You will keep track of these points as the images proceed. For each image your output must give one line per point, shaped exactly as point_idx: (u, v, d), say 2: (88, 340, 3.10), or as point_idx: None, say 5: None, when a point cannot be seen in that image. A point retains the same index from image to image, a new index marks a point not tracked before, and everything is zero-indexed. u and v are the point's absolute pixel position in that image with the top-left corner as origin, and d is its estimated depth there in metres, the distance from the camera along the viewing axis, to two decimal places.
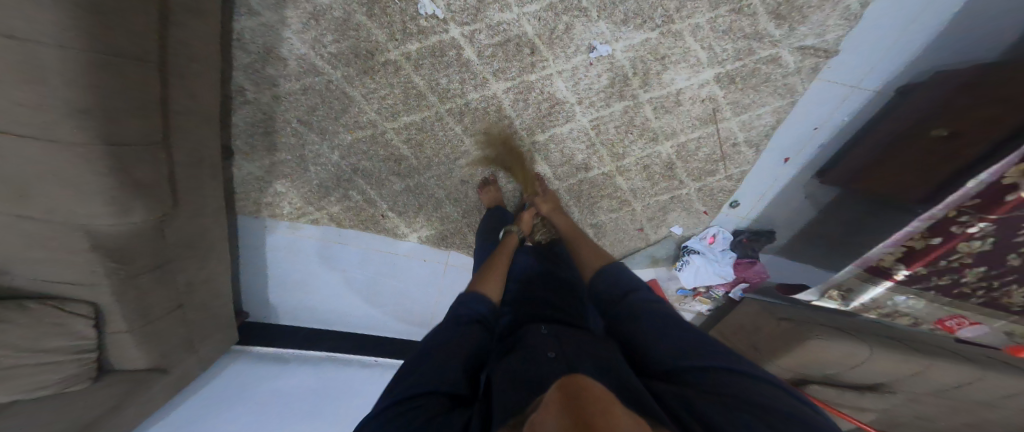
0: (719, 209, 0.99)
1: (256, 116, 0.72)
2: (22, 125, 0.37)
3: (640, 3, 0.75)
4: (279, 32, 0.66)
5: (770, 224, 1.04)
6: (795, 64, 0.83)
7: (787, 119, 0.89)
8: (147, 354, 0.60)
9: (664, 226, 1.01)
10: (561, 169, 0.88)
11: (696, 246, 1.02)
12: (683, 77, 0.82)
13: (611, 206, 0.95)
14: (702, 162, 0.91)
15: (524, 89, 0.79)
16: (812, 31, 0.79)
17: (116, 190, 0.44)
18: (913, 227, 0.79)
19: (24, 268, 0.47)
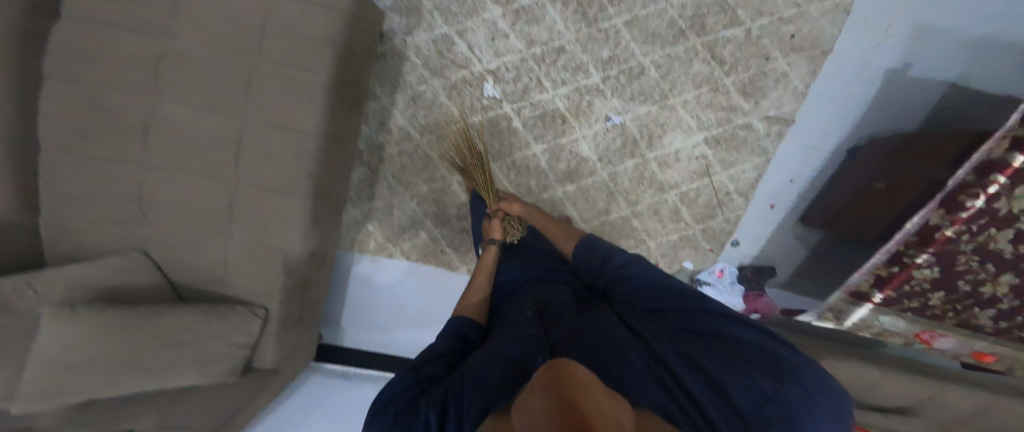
0: (722, 247, 1.20)
1: (365, 177, 0.94)
2: (283, 190, 0.68)
3: (641, 86, 1.00)
4: (390, 110, 0.94)
5: (769, 260, 1.20)
6: (763, 130, 1.08)
7: (766, 174, 1.12)
8: (278, 357, 0.77)
9: (677, 260, 1.20)
10: (587, 213, 1.08)
11: (707, 279, 1.19)
12: (680, 140, 1.06)
13: (629, 244, 1.14)
14: (703, 207, 1.14)
15: (556, 152, 1.01)
16: (773, 105, 1.06)
17: (307, 226, 0.71)
18: (876, 260, 1.04)
19: (238, 278, 0.71)
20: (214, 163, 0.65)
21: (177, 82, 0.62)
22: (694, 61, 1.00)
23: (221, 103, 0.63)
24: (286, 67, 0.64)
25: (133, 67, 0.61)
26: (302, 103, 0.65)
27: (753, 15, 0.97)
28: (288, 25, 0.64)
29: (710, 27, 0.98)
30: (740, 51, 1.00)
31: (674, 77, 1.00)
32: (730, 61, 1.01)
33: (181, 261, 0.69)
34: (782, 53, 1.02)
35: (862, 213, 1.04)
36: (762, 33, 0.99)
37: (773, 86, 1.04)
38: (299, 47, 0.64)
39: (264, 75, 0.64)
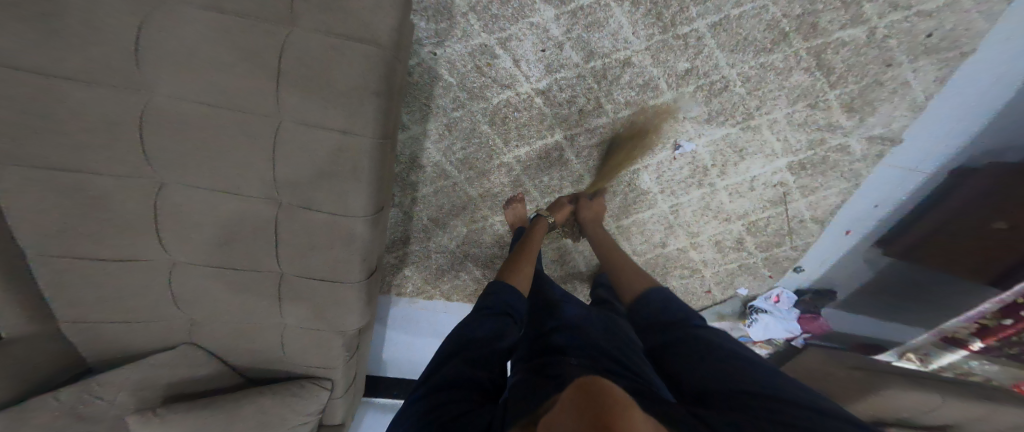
0: (783, 273, 1.05)
1: (398, 218, 0.91)
2: (335, 274, 0.60)
3: (723, 103, 0.84)
4: (421, 141, 0.84)
5: (830, 284, 1.07)
6: (862, 152, 0.89)
7: (852, 198, 0.94)
8: (345, 413, 0.79)
9: (731, 288, 1.09)
10: (641, 247, 1.00)
11: (763, 306, 1.08)
12: (758, 166, 0.90)
13: (682, 273, 1.05)
14: (768, 237, 0.99)
15: (614, 184, 0.91)
16: (879, 123, 0.85)
17: (365, 307, 0.65)
18: (985, 306, 0.87)
19: (296, 356, 0.69)
20: (244, 251, 0.57)
21: (177, 162, 0.51)
22: (793, 71, 0.80)
23: (240, 183, 0.53)
24: (313, 133, 0.51)
25: (112, 146, 0.48)
26: (344, 176, 0.54)
27: (879, 9, 0.73)
28: (313, 75, 0.48)
29: (822, 26, 0.75)
30: (862, 55, 0.78)
31: (765, 91, 0.82)
32: (840, 70, 0.80)
33: (227, 341, 0.65)
34: (909, 56, 0.77)
35: (967, 249, 0.84)
36: (889, 34, 0.75)
37: (887, 97, 0.82)
38: (328, 106, 0.49)
39: (289, 147, 0.52)
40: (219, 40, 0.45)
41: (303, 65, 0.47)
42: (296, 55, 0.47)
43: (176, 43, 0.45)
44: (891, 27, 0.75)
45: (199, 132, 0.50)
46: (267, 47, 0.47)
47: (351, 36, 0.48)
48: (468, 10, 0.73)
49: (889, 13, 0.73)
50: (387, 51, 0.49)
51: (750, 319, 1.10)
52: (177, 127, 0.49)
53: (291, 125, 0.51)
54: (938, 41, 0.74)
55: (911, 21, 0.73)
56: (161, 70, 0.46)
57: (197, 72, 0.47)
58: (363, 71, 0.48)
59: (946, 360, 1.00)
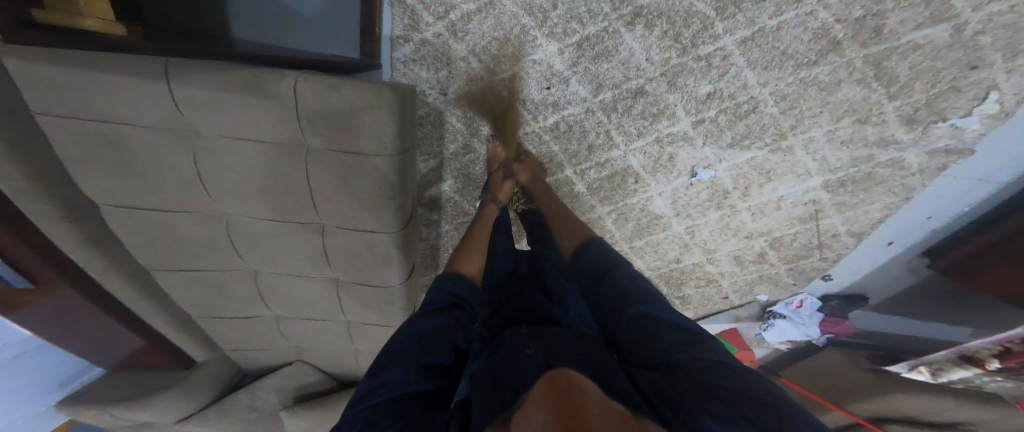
0: (810, 281, 1.05)
1: (427, 251, 1.08)
2: (383, 314, 0.82)
3: (749, 125, 0.79)
4: (438, 185, 0.96)
5: (861, 289, 1.04)
6: (917, 166, 0.78)
7: (896, 215, 0.86)
8: None
9: (750, 294, 1.14)
10: (655, 263, 1.09)
11: (783, 312, 1.12)
12: (787, 187, 0.86)
13: (698, 284, 1.13)
14: (795, 251, 0.98)
15: (626, 211, 0.98)
16: (948, 134, 0.72)
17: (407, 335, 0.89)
18: (1015, 331, 0.79)
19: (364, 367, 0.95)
20: (324, 306, 0.82)
21: (261, 254, 0.72)
22: (841, 83, 0.70)
23: (311, 262, 0.74)
24: (354, 224, 0.68)
25: (217, 246, 0.70)
26: (380, 253, 0.72)
27: (973, 2, 0.58)
28: (337, 180, 0.62)
29: (888, 29, 0.63)
30: (936, 59, 0.64)
31: (801, 108, 0.75)
32: (904, 78, 0.67)
33: (328, 342, 0.93)
34: (1006, 54, 0.61)
35: (1002, 275, 0.74)
36: (983, 30, 0.60)
37: (968, 104, 0.67)
38: (357, 201, 0.65)
39: (342, 234, 0.69)
40: (248, 166, 0.59)
41: (333, 174, 0.61)
42: (320, 163, 0.60)
43: (224, 175, 0.60)
44: (987, 21, 0.59)
45: (268, 230, 0.68)
46: (294, 165, 0.60)
47: (369, 148, 0.59)
48: (468, 55, 0.78)
49: (989, 4, 0.58)
50: (394, 154, 0.61)
51: (767, 323, 1.15)
52: (260, 235, 0.69)
53: (334, 218, 0.67)
54: None
55: (1016, 13, 0.57)
56: (227, 199, 0.63)
57: (246, 194, 0.63)
58: (377, 174, 0.62)
59: (958, 375, 0.94)
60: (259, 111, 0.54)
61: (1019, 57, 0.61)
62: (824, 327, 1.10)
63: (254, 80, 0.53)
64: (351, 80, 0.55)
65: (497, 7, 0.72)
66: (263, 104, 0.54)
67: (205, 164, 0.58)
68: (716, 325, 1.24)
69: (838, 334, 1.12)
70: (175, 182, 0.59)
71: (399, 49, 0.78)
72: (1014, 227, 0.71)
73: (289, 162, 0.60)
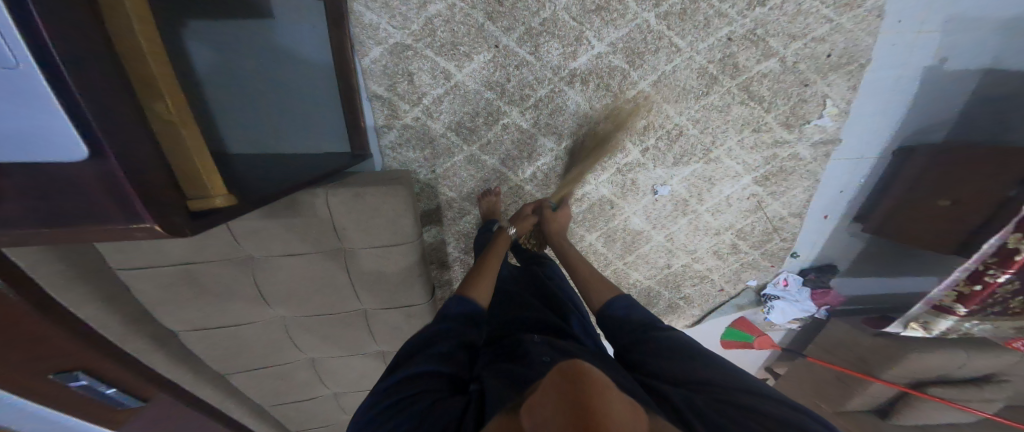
0: (783, 260, 1.11)
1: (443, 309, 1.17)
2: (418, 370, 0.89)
3: (683, 147, 0.97)
4: (443, 247, 1.07)
5: (828, 259, 1.11)
6: (812, 156, 0.99)
7: (819, 191, 1.03)
8: None
9: (740, 282, 1.15)
10: (649, 273, 1.13)
11: (775, 293, 1.12)
12: (729, 187, 1.01)
13: (692, 282, 1.15)
14: (758, 238, 1.08)
15: (611, 235, 1.06)
16: (818, 130, 0.97)
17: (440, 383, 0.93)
18: (954, 275, 0.89)
19: None
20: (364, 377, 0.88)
21: (305, 344, 0.79)
22: (732, 106, 0.95)
23: (352, 346, 0.81)
24: (389, 304, 0.76)
25: (259, 339, 0.76)
26: (413, 328, 0.81)
27: (782, 43, 0.89)
28: (372, 270, 0.71)
29: (742, 65, 0.92)
30: (780, 81, 0.93)
31: (713, 127, 0.96)
32: (768, 97, 0.94)
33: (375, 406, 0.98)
34: (820, 75, 0.92)
35: (919, 230, 0.96)
36: (797, 59, 0.91)
37: (818, 110, 0.95)
38: (388, 287, 0.74)
39: (379, 316, 0.78)
40: (294, 272, 0.68)
41: (367, 268, 0.71)
42: (356, 259, 0.70)
43: (277, 286, 0.69)
44: (797, 55, 0.90)
45: (309, 327, 0.76)
46: (334, 267, 0.70)
47: (395, 240, 0.70)
48: (446, 131, 0.93)
49: (791, 44, 0.89)
50: (415, 237, 0.71)
51: (767, 307, 1.14)
52: (306, 329, 0.76)
53: (370, 305, 0.76)
54: (838, 59, 0.90)
55: (810, 47, 0.89)
56: (276, 304, 0.71)
57: (294, 298, 0.71)
58: (404, 258, 0.72)
59: (946, 324, 0.95)
60: (300, 229, 0.65)
61: (828, 75, 0.92)
62: (816, 300, 1.12)
63: (289, 202, 0.63)
64: (372, 186, 0.65)
65: (461, 88, 0.92)
66: (306, 222, 0.64)
67: (263, 280, 0.68)
68: (722, 319, 1.21)
69: (833, 305, 1.13)
70: (229, 291, 0.67)
71: (383, 136, 0.93)
72: (903, 190, 0.98)
73: (330, 264, 0.69)
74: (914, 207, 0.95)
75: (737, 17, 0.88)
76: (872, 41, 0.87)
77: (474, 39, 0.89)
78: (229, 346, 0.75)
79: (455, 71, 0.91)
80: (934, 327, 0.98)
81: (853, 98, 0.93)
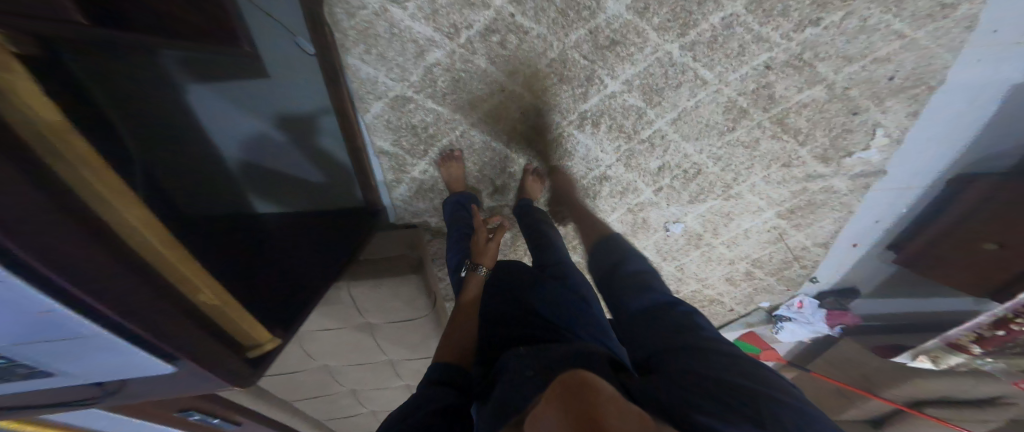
0: (800, 285, 1.20)
1: None
2: None
3: (701, 184, 0.96)
4: None
5: (850, 282, 1.16)
6: (847, 188, 0.93)
7: (848, 221, 1.01)
8: None
9: (753, 303, 1.29)
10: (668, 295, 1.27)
11: (787, 314, 1.26)
12: (748, 221, 1.04)
13: (702, 303, 1.29)
14: (775, 265, 1.15)
15: None
16: (860, 163, 0.87)
17: None
18: (981, 319, 0.94)
19: None
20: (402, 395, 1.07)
21: (349, 380, 0.96)
22: (761, 140, 0.87)
23: (388, 379, 0.98)
24: (414, 357, 0.89)
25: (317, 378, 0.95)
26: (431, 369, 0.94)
27: (833, 67, 0.75)
28: (396, 336, 0.83)
29: (778, 95, 0.80)
30: (823, 112, 0.81)
31: (735, 164, 0.92)
32: (806, 129, 0.84)
33: None
34: (875, 102, 0.77)
35: (956, 263, 0.87)
36: (849, 85, 0.77)
37: (864, 140, 0.83)
38: (411, 346, 0.86)
39: (407, 362, 0.91)
40: (332, 342, 0.82)
41: (392, 335, 0.83)
42: (383, 330, 0.81)
43: (320, 350, 0.83)
44: (850, 80, 0.76)
45: (353, 370, 0.92)
46: (365, 337, 0.82)
47: (411, 316, 0.79)
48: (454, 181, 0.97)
49: (845, 67, 0.74)
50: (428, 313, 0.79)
51: (777, 325, 1.30)
52: (349, 372, 0.93)
53: (397, 356, 0.89)
54: (901, 82, 0.74)
55: (867, 71, 0.74)
56: (322, 359, 0.86)
57: (334, 356, 0.86)
58: (423, 327, 0.82)
59: (955, 360, 1.08)
60: (330, 312, 0.76)
61: (885, 101, 0.77)
62: (830, 320, 1.20)
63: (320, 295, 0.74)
64: (386, 277, 0.74)
65: (468, 138, 0.91)
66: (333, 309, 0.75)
67: (308, 346, 0.82)
68: (733, 331, 1.41)
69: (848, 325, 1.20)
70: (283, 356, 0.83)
71: (396, 190, 0.98)
72: (944, 226, 0.87)
73: (361, 336, 0.82)
74: (959, 244, 0.84)
75: (780, 41, 0.74)
76: (949, 56, 0.69)
77: (475, 88, 0.84)
78: (303, 382, 0.95)
79: (462, 120, 0.89)
80: (942, 361, 1.10)
81: (911, 126, 0.80)
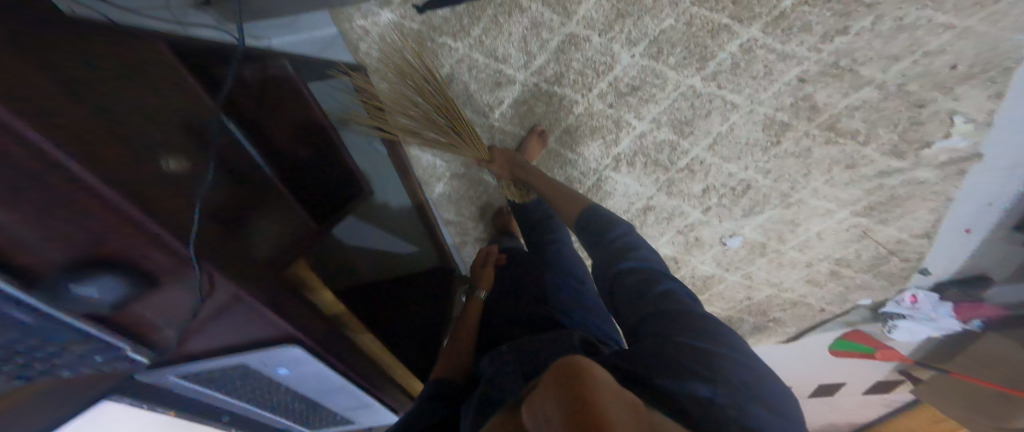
0: (908, 278, 1.07)
1: None
2: None
3: (753, 198, 0.95)
4: None
5: (974, 269, 1.01)
6: (937, 177, 0.83)
7: (951, 210, 0.89)
8: None
9: (849, 300, 1.18)
10: (740, 302, 1.23)
11: (899, 311, 1.12)
12: (818, 224, 0.97)
13: (784, 304, 1.23)
14: (865, 262, 1.05)
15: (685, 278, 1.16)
16: (945, 149, 0.78)
17: None
18: None
19: None
20: None
21: None
22: (816, 147, 0.84)
23: None
24: None
25: None
26: None
27: (879, 68, 0.71)
28: None
29: (821, 104, 0.78)
30: (880, 110, 0.76)
31: (789, 174, 0.89)
32: (864, 129, 0.79)
33: None
34: (941, 91, 0.72)
35: None
36: (904, 82, 0.72)
37: (942, 129, 0.76)
38: None
39: None
40: None
41: None
42: None
43: None
44: (902, 76, 0.71)
45: None
46: None
47: None
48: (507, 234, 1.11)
49: (893, 66, 0.71)
50: None
51: (889, 325, 1.15)
52: None
53: None
54: (967, 69, 0.68)
55: (922, 64, 0.69)
56: None
57: None
58: None
59: None
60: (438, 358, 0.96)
61: (955, 89, 0.71)
62: (959, 313, 1.04)
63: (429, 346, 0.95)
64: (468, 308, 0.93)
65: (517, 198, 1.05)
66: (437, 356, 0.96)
67: None
68: (830, 330, 1.30)
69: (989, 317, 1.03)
70: None
71: (464, 249, 1.20)
72: None
73: None
74: None
75: (807, 55, 0.73)
76: (1019, 36, 0.64)
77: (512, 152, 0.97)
78: None
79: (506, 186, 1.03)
80: None
81: (998, 108, 0.71)
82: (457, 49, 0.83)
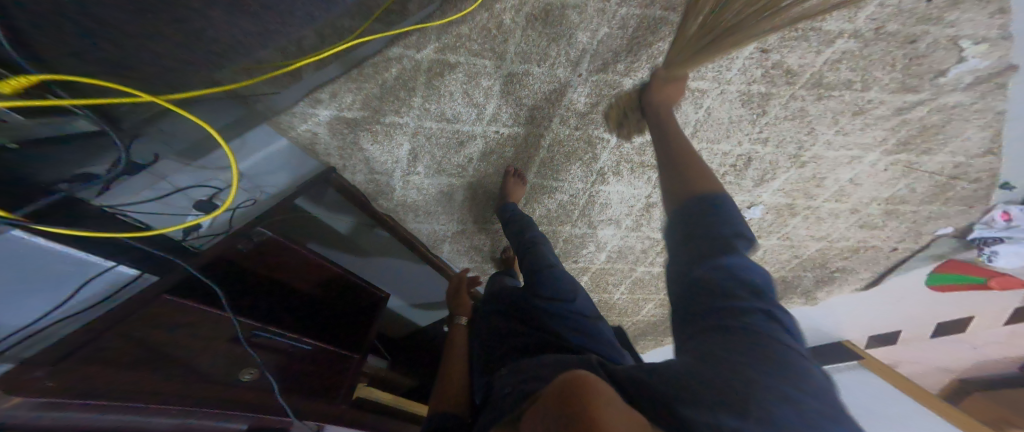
0: (992, 196, 0.91)
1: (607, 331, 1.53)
2: None
3: (758, 168, 0.89)
4: None
5: None
6: (977, 96, 0.70)
7: (1015, 122, 0.74)
8: None
9: (925, 232, 1.04)
10: (791, 261, 1.16)
11: (993, 235, 0.95)
12: (848, 172, 0.88)
13: (844, 253, 1.12)
14: (924, 194, 0.91)
15: None
16: (975, 68, 0.66)
17: None
18: None
19: None
20: None
21: None
22: (809, 106, 0.75)
23: None
24: None
25: None
26: None
27: (846, 19, 0.60)
28: None
29: (795, 68, 0.68)
30: (868, 56, 0.66)
31: (791, 137, 0.81)
32: (858, 75, 0.68)
33: None
34: (939, 16, 0.59)
35: None
36: (881, 24, 0.61)
37: (955, 54, 0.64)
38: None
39: None
40: None
41: None
42: None
43: None
44: (879, 15, 0.60)
45: None
46: None
47: None
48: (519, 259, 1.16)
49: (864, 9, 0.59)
50: None
51: (986, 253, 0.97)
52: None
53: None
54: None
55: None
56: None
57: None
58: None
59: None
60: None
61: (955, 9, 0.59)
62: None
63: None
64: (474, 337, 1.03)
65: None
66: None
67: None
68: (911, 264, 1.17)
69: None
70: None
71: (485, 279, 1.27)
72: None
73: None
74: None
75: None
76: None
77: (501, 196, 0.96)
78: None
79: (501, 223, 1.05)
80: None
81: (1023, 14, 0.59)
82: (407, 124, 0.75)
